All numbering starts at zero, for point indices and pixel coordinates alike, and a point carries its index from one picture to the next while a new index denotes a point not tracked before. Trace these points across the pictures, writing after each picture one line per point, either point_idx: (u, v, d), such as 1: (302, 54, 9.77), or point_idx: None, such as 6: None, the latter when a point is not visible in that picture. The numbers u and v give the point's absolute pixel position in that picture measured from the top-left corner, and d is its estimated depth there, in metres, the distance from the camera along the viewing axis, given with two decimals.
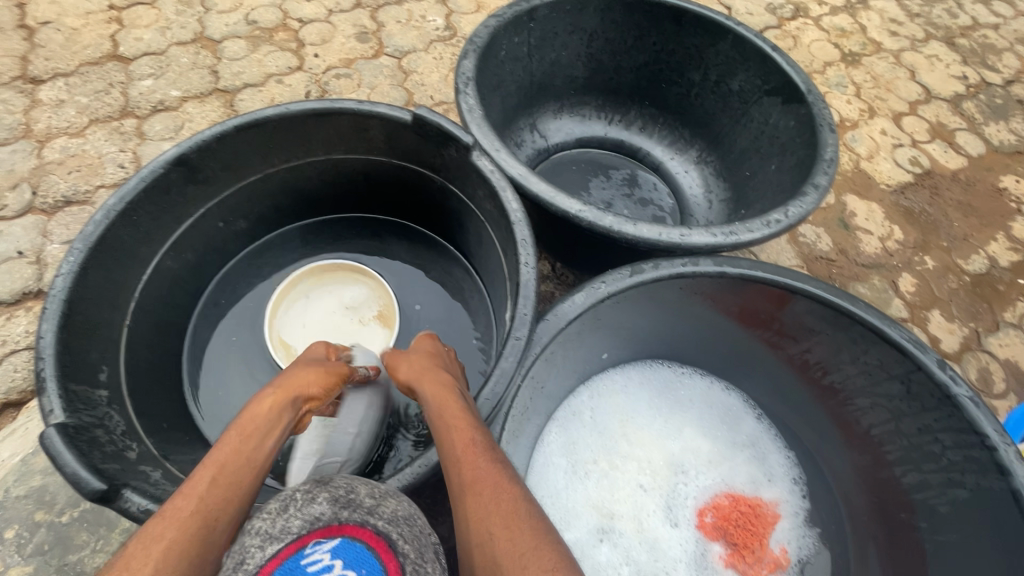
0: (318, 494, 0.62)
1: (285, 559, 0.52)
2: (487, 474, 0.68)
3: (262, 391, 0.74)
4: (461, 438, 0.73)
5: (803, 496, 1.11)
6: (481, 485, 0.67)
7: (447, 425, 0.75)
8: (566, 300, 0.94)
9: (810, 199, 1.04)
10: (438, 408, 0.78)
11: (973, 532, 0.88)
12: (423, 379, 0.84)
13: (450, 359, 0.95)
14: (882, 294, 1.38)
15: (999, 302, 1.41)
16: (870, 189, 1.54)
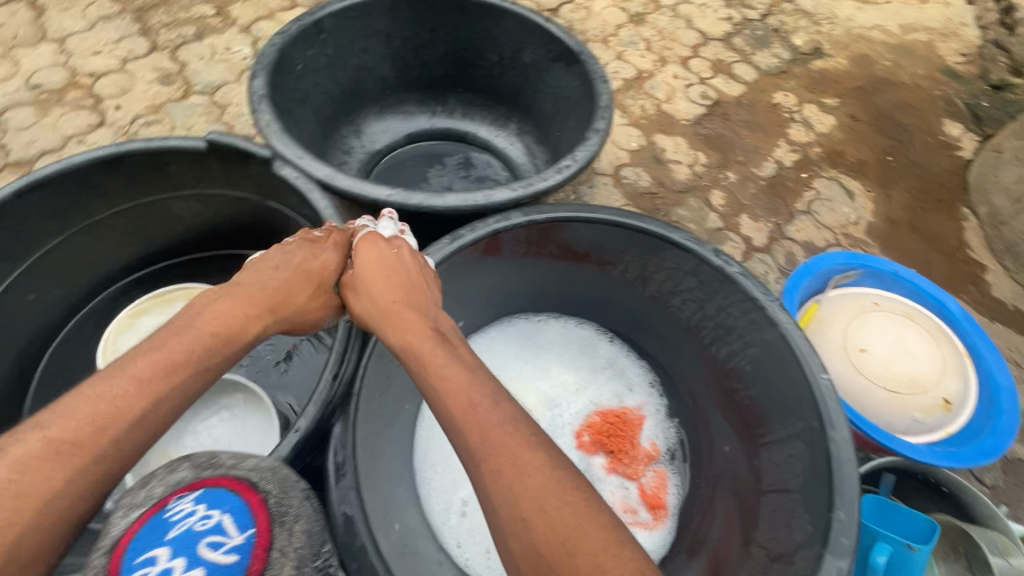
0: (180, 463, 0.59)
1: (146, 522, 0.52)
2: (500, 439, 0.71)
3: (216, 323, 0.83)
4: (459, 405, 0.75)
5: (659, 395, 1.27)
6: (501, 456, 0.70)
7: (442, 390, 0.77)
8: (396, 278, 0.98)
9: (593, 142, 1.21)
10: (415, 344, 0.83)
11: (773, 383, 1.02)
12: (391, 316, 0.87)
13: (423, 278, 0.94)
14: (701, 210, 1.76)
15: (789, 196, 1.86)
16: (673, 128, 1.96)
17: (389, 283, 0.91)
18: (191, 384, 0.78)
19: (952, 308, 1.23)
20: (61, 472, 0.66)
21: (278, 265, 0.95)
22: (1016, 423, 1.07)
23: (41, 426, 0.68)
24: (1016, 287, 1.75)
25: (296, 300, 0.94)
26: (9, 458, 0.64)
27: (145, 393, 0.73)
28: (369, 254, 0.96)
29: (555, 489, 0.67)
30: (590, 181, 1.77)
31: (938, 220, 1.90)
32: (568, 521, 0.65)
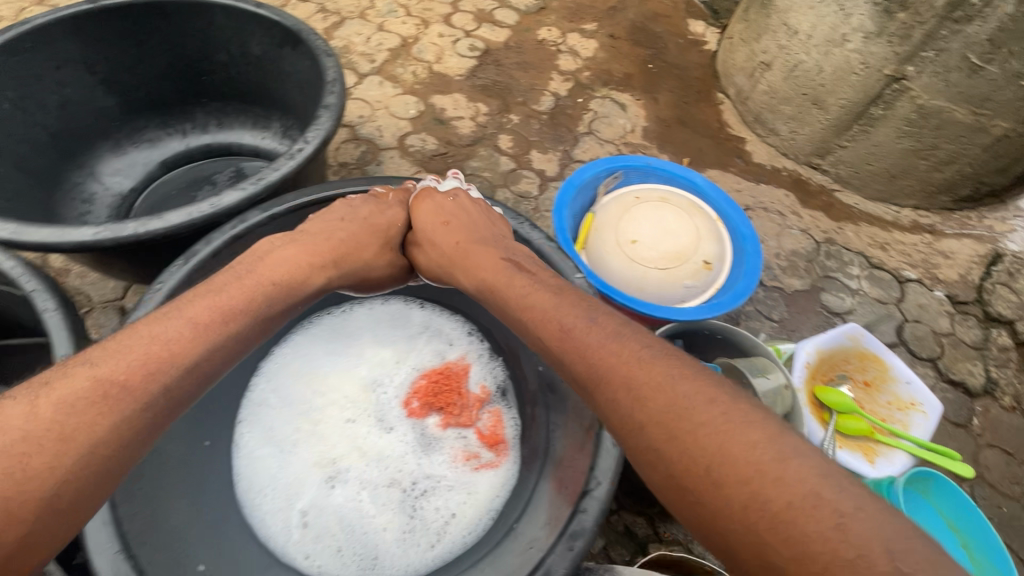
0: None
1: None
2: (604, 361, 0.74)
3: (267, 277, 0.93)
4: (554, 330, 0.83)
5: (480, 340, 1.32)
6: (613, 385, 0.71)
7: (533, 317, 0.87)
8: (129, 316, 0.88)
9: (326, 120, 1.17)
10: (485, 275, 1.02)
11: None
12: (460, 255, 1.09)
13: (488, 224, 1.14)
14: (492, 157, 1.81)
15: (570, 122, 1.97)
16: (449, 86, 1.98)
17: (455, 231, 1.14)
18: (240, 330, 0.85)
19: (696, 180, 1.39)
20: (111, 413, 0.67)
21: (342, 220, 1.11)
22: (759, 262, 1.25)
23: (91, 365, 0.70)
24: (770, 150, 2.01)
25: (356, 253, 1.10)
26: (55, 399, 0.66)
27: (201, 334, 0.79)
28: (432, 213, 1.19)
29: (694, 406, 0.65)
30: (378, 158, 1.74)
31: (701, 110, 2.11)
32: (703, 442, 0.62)
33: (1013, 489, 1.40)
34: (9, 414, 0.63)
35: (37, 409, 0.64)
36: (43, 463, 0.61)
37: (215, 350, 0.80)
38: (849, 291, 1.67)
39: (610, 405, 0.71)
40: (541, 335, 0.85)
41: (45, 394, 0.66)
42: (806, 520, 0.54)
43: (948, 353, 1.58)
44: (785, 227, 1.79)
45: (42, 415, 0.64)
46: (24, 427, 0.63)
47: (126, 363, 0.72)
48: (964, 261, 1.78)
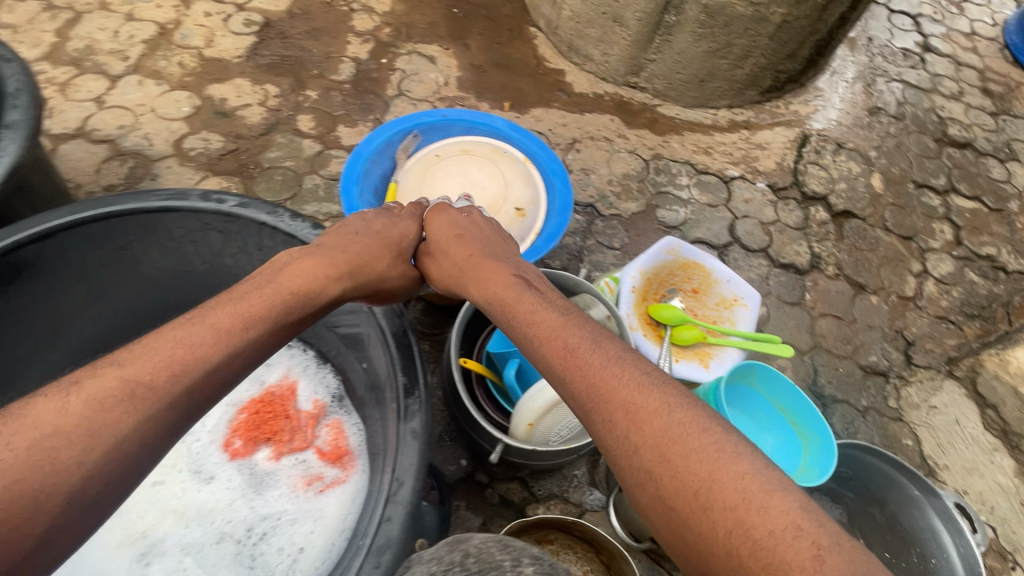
0: None
1: None
2: (607, 382, 0.66)
3: (280, 287, 0.79)
4: (556, 348, 0.72)
5: (302, 351, 1.18)
6: (610, 405, 0.64)
7: (535, 337, 0.76)
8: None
9: (9, 144, 0.95)
10: (495, 289, 0.87)
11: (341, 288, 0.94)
12: (473, 268, 0.93)
13: (499, 245, 1.02)
14: (293, 143, 1.61)
15: (377, 87, 1.80)
16: (228, 72, 1.73)
17: (468, 245, 1.00)
18: (262, 339, 0.73)
19: (496, 123, 1.28)
20: (134, 416, 0.59)
21: (359, 234, 0.97)
22: (570, 196, 1.20)
23: (118, 363, 0.62)
24: (589, 76, 1.97)
25: (369, 268, 0.94)
26: (85, 395, 0.58)
27: (223, 339, 0.69)
28: (442, 225, 1.06)
29: (688, 431, 0.59)
30: (152, 171, 1.49)
31: (516, 48, 2.01)
32: (697, 471, 0.56)
33: (846, 348, 1.51)
34: (38, 410, 0.57)
35: (65, 404, 0.57)
36: (69, 460, 0.55)
37: (239, 356, 0.69)
38: (682, 202, 1.70)
39: (603, 427, 0.64)
40: (539, 353, 0.74)
41: (72, 389, 0.59)
42: (784, 550, 0.50)
43: (776, 239, 1.67)
44: (614, 152, 1.78)
45: (68, 413, 0.57)
46: (51, 424, 0.56)
47: (155, 361, 0.63)
48: (778, 149, 1.87)
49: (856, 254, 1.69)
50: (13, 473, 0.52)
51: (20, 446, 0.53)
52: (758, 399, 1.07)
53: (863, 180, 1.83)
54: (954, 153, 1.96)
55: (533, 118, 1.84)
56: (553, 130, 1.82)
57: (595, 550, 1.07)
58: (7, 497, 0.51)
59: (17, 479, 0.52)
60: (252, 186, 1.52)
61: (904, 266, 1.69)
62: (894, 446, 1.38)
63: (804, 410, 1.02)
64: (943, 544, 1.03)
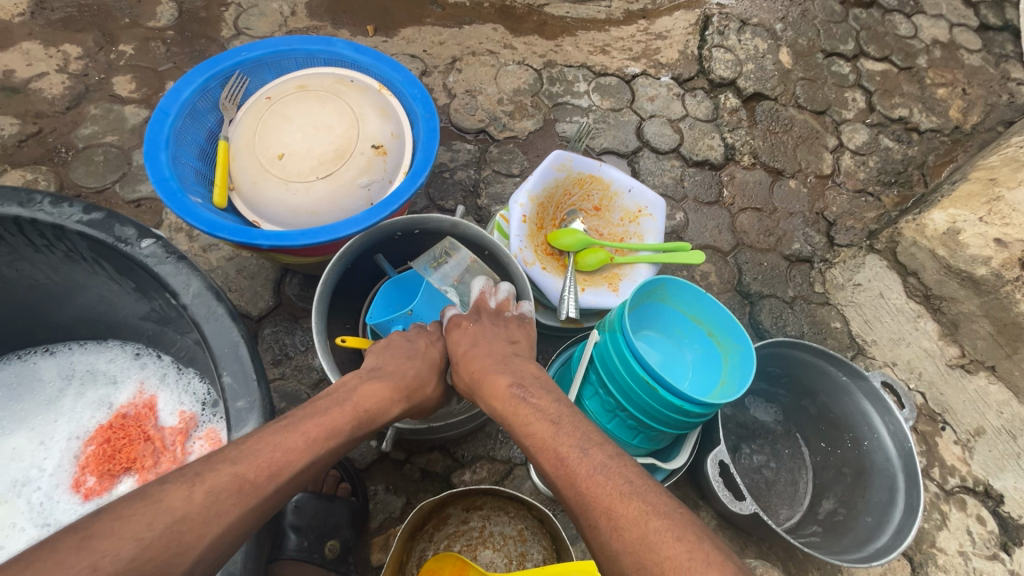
0: None
1: None
2: (593, 489, 0.60)
3: (349, 403, 0.73)
4: (548, 458, 0.66)
5: (158, 358, 0.99)
6: (595, 509, 0.59)
7: (532, 443, 0.69)
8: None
9: None
10: (495, 404, 0.76)
11: (149, 286, 0.75)
12: (483, 385, 0.80)
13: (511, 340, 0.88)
14: (112, 113, 1.33)
15: (209, 28, 1.50)
16: (11, 36, 1.39)
17: (481, 355, 0.85)
18: (338, 453, 0.70)
19: (338, 46, 1.08)
20: (240, 512, 0.57)
21: (411, 355, 0.88)
22: (435, 120, 1.02)
23: (232, 458, 0.60)
24: None
25: (422, 388, 0.86)
26: (207, 485, 0.56)
27: (312, 451, 0.65)
28: (460, 334, 0.91)
29: (663, 537, 0.54)
30: None
31: None
32: None
33: (769, 241, 1.44)
34: (170, 495, 0.55)
35: (191, 493, 0.55)
36: (190, 544, 0.53)
37: (317, 466, 0.66)
38: (582, 112, 1.53)
39: (590, 532, 0.59)
40: (536, 461, 0.68)
41: (195, 479, 0.57)
42: None
43: (687, 136, 1.54)
44: (501, 67, 1.57)
45: (194, 501, 0.55)
46: (180, 509, 0.54)
47: (264, 459, 0.61)
48: (680, 35, 1.69)
49: (771, 138, 1.59)
50: (149, 550, 0.51)
51: (158, 526, 0.53)
52: (670, 314, 0.97)
53: (771, 57, 1.70)
54: (862, 14, 1.84)
55: (403, 40, 1.59)
56: (428, 51, 1.58)
57: (526, 506, 0.98)
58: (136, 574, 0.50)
59: (150, 557, 0.51)
60: (67, 173, 1.25)
61: (820, 143, 1.61)
62: (823, 332, 1.36)
63: (717, 318, 0.92)
64: (874, 425, 1.00)
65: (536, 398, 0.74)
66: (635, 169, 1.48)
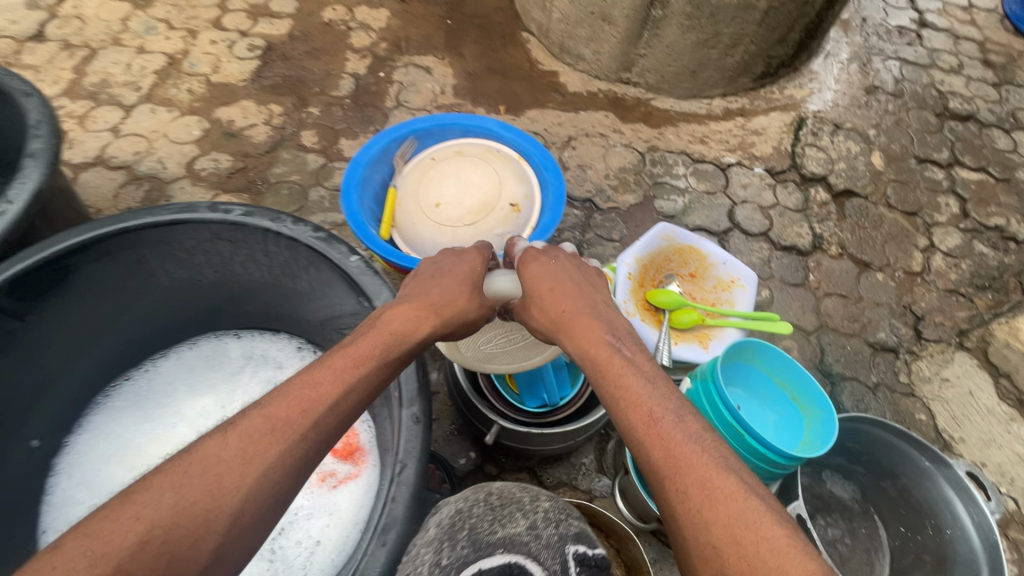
0: None
1: None
2: (686, 456, 0.64)
3: (381, 333, 0.80)
4: (640, 414, 0.70)
5: (312, 353, 1.21)
6: (686, 476, 0.63)
7: (623, 397, 0.73)
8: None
9: (33, 170, 1.01)
10: (586, 348, 0.81)
11: (344, 288, 0.98)
12: (573, 328, 0.84)
13: (558, 270, 0.92)
14: (298, 158, 1.68)
15: (377, 99, 1.87)
16: (234, 94, 1.80)
17: (563, 297, 0.88)
18: (371, 377, 0.76)
19: (489, 124, 1.33)
20: (278, 448, 0.64)
21: (439, 276, 0.92)
22: (563, 189, 1.24)
23: (261, 403, 0.68)
24: (582, 75, 2.00)
25: (459, 302, 0.89)
26: (239, 431, 0.64)
27: (342, 383, 0.73)
28: (536, 268, 0.92)
29: (759, 519, 0.58)
30: (166, 192, 1.57)
31: (509, 53, 2.06)
32: (766, 561, 0.55)
33: (853, 326, 1.51)
34: (206, 444, 0.63)
35: (225, 439, 0.63)
36: (232, 486, 0.60)
37: (356, 394, 0.74)
38: (679, 192, 1.71)
39: (675, 495, 0.63)
40: (622, 413, 0.72)
41: (228, 427, 0.65)
42: None
43: (777, 222, 1.67)
44: (609, 147, 1.80)
45: (228, 445, 0.63)
46: (214, 456, 0.62)
47: (293, 399, 0.69)
48: (775, 133, 1.87)
49: (860, 232, 1.68)
50: (188, 497, 0.58)
51: (194, 472, 0.60)
52: (756, 374, 1.08)
53: (863, 158, 1.82)
54: (957, 127, 1.94)
55: (528, 119, 1.88)
56: (548, 129, 1.85)
57: (605, 534, 1.07)
58: (185, 516, 0.57)
59: (192, 502, 0.58)
60: (261, 201, 1.59)
61: (910, 241, 1.68)
62: (907, 421, 1.37)
63: (804, 382, 1.02)
64: (958, 513, 1.02)
65: (630, 353, 0.80)
66: (725, 246, 1.62)
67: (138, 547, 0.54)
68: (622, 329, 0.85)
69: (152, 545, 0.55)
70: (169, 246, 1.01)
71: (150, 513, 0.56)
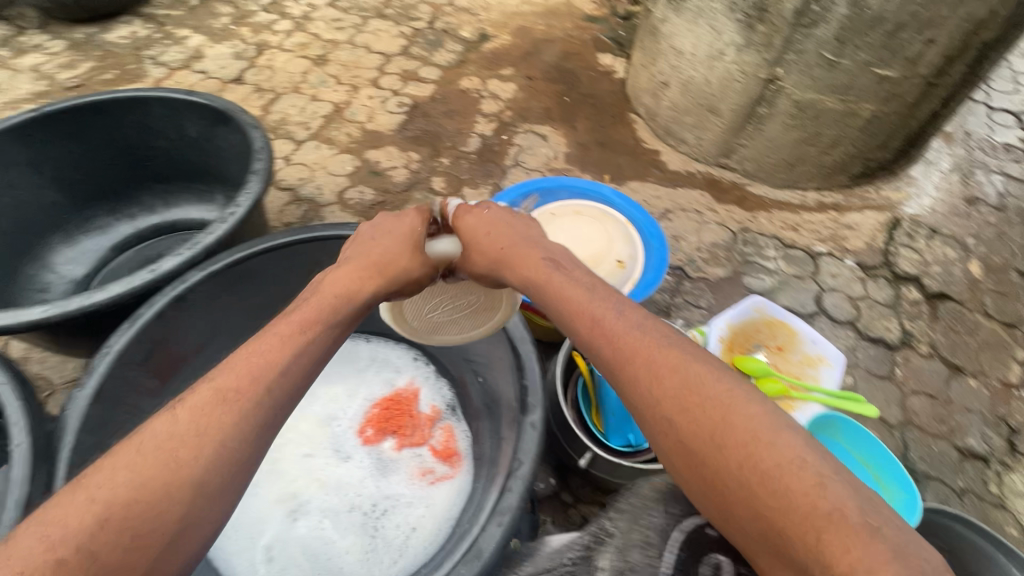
0: None
1: None
2: (631, 345, 0.77)
3: (323, 297, 0.87)
4: (585, 319, 0.83)
5: (426, 364, 1.40)
6: (634, 363, 0.75)
7: (566, 304, 0.87)
8: (63, 416, 0.93)
9: (256, 184, 1.29)
10: (530, 275, 0.93)
11: None
12: (512, 260, 0.95)
13: (488, 218, 1.02)
14: (428, 199, 1.95)
15: (498, 157, 2.14)
16: (382, 141, 2.14)
17: (498, 236, 0.98)
18: (319, 339, 0.81)
19: (604, 191, 1.54)
20: (231, 416, 0.67)
21: (380, 239, 1.00)
22: (666, 252, 1.41)
23: (209, 377, 0.71)
24: (683, 157, 2.19)
25: (401, 260, 0.97)
26: (188, 406, 0.67)
27: (286, 347, 0.77)
28: (471, 219, 1.01)
29: (703, 381, 0.70)
30: (320, 214, 1.88)
31: (617, 130, 2.29)
32: (711, 412, 0.67)
33: (941, 427, 1.50)
34: (155, 424, 0.65)
35: (176, 416, 0.66)
36: (187, 458, 0.62)
37: (302, 355, 0.77)
38: (768, 272, 1.81)
39: (631, 380, 0.75)
40: (572, 324, 0.85)
41: (179, 405, 0.67)
42: (791, 477, 0.59)
43: (865, 313, 1.72)
44: (703, 223, 1.94)
45: (179, 420, 0.65)
46: (165, 432, 0.64)
47: (240, 369, 0.72)
48: (868, 230, 1.94)
49: (952, 336, 1.69)
50: (145, 474, 0.60)
51: (149, 449, 0.62)
52: (839, 449, 1.16)
53: (960, 265, 1.85)
54: None
55: (629, 189, 2.07)
56: (647, 200, 2.03)
57: None
58: (144, 491, 0.59)
59: (149, 476, 0.60)
60: None
61: (1007, 353, 1.66)
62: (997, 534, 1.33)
63: (888, 465, 1.10)
64: None
65: (570, 271, 0.93)
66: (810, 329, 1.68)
67: (97, 526, 0.55)
68: (556, 253, 0.97)
69: (111, 523, 0.56)
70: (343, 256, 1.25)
71: (104, 494, 0.57)
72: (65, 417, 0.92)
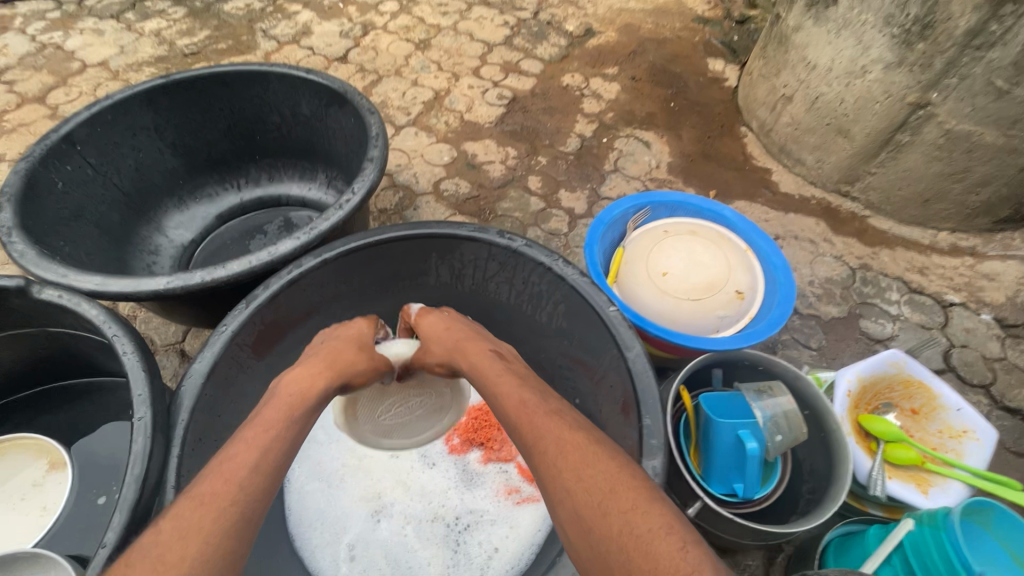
0: None
1: None
2: (542, 434, 0.76)
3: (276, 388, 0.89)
4: (513, 402, 0.83)
5: None
6: (544, 444, 0.74)
7: (501, 397, 0.85)
8: (179, 393, 0.93)
9: (371, 172, 1.27)
10: (474, 362, 0.96)
11: (591, 325, 1.08)
12: (464, 351, 0.99)
13: (451, 317, 1.11)
14: (523, 198, 1.89)
15: (597, 161, 2.04)
16: (480, 133, 2.09)
17: (455, 330, 1.06)
18: (279, 436, 0.78)
19: (724, 213, 1.42)
20: (212, 518, 0.63)
21: (328, 339, 1.05)
22: (794, 286, 1.27)
23: (189, 488, 0.68)
24: (797, 179, 2.02)
25: (350, 358, 1.01)
26: (168, 521, 0.63)
27: (255, 439, 0.76)
28: (433, 318, 1.10)
29: (596, 459, 0.70)
30: (415, 203, 1.86)
31: (725, 143, 2.14)
32: (601, 487, 0.67)
33: None
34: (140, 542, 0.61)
35: (157, 533, 0.62)
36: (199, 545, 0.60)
37: (273, 446, 0.76)
38: (889, 317, 1.64)
39: (539, 460, 0.74)
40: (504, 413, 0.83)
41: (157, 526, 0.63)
42: (662, 543, 0.60)
43: (1002, 378, 1.52)
44: (818, 255, 1.78)
45: (159, 532, 0.62)
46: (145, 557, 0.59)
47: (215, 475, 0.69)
48: (1011, 283, 1.72)
49: None
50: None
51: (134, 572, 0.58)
52: (992, 545, 0.95)
53: None
54: None
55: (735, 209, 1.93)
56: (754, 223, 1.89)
57: None
58: None
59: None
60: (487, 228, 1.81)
61: None
62: None
63: None
64: None
65: (508, 366, 0.93)
66: None
67: None
68: (503, 350, 1.02)
69: None
70: (452, 253, 1.19)
71: None
72: (184, 396, 0.93)
